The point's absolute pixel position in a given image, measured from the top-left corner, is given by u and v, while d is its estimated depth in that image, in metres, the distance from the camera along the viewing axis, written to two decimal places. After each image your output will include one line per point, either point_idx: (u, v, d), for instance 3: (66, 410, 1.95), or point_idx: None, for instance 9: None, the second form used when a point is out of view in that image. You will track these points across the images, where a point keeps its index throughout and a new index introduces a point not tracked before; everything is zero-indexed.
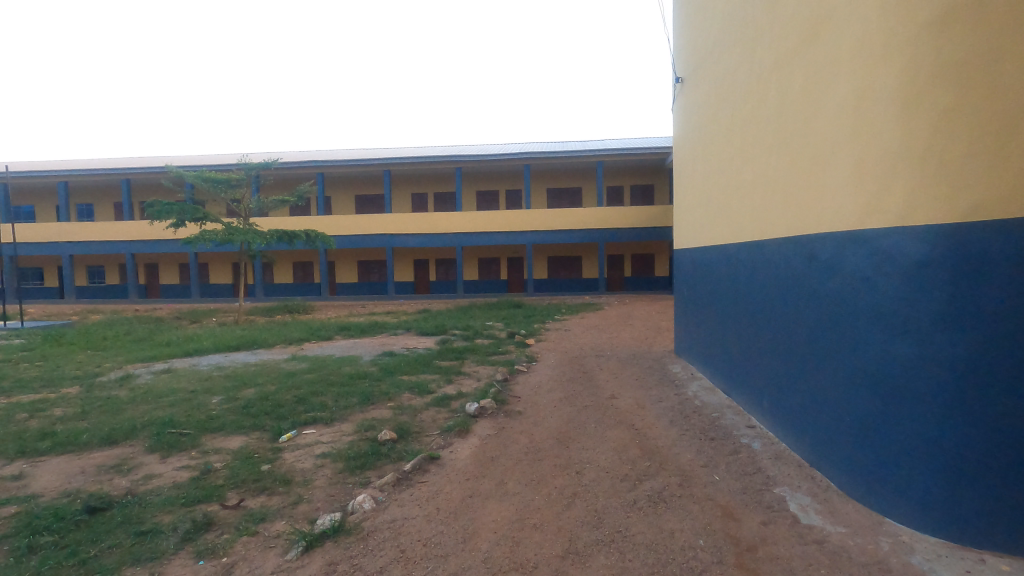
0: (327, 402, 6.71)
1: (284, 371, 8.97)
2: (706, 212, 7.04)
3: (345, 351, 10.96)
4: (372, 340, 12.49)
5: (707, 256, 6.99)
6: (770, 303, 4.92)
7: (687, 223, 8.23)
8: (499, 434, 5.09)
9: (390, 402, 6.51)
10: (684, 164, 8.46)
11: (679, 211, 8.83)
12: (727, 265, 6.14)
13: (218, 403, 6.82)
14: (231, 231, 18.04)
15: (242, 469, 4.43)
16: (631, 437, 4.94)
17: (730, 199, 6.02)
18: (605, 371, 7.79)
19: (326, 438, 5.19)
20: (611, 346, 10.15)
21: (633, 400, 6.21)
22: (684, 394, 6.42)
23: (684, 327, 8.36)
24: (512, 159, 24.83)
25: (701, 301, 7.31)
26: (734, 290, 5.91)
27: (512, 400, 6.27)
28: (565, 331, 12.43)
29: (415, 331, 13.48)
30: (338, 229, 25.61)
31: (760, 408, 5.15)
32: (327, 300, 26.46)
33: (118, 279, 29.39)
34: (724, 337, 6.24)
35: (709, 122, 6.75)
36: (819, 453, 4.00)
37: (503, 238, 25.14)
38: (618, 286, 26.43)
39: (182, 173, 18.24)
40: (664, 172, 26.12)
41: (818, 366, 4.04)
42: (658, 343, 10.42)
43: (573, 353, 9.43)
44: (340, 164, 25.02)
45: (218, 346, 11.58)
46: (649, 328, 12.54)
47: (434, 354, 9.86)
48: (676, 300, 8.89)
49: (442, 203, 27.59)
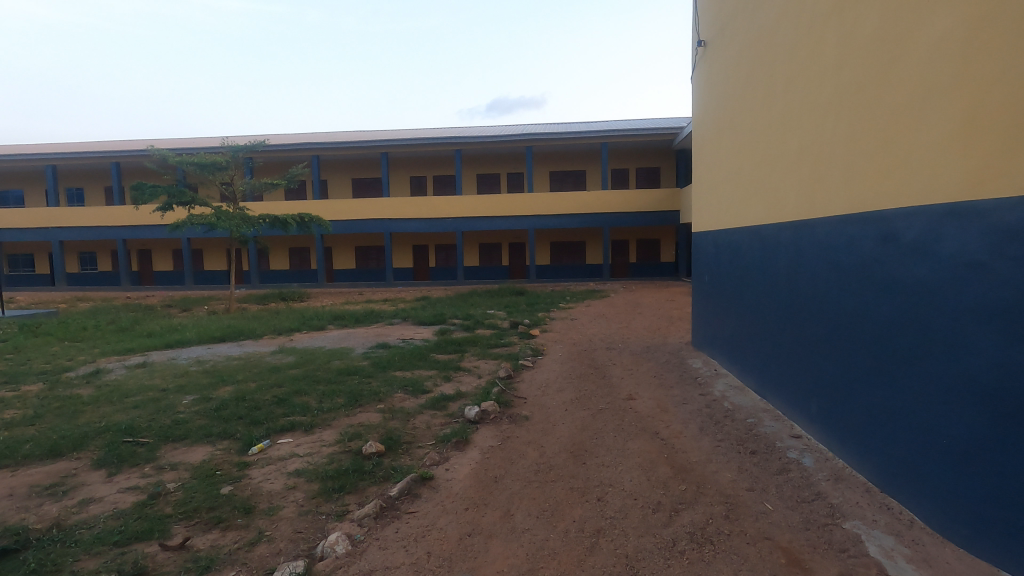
0: (311, 403, 6.01)
1: (267, 365, 8.25)
2: (734, 191, 6.32)
3: (337, 342, 10.26)
4: (367, 330, 11.77)
5: (736, 239, 6.22)
6: (825, 293, 4.16)
7: (709, 206, 7.50)
8: (503, 445, 4.39)
9: (380, 404, 5.79)
10: (704, 142, 7.72)
11: (698, 192, 8.09)
12: (763, 249, 5.40)
13: (188, 404, 6.11)
14: (221, 215, 17.26)
15: (198, 493, 3.72)
16: (657, 450, 4.22)
17: (766, 174, 5.27)
18: (618, 367, 7.09)
19: (302, 450, 4.49)
20: (622, 337, 9.45)
21: (653, 402, 5.48)
22: (710, 395, 5.71)
23: (705, 316, 7.65)
24: (514, 140, 23.96)
25: (727, 289, 6.58)
26: (772, 277, 5.18)
27: (517, 402, 5.56)
28: (571, 320, 11.70)
29: (413, 320, 12.76)
30: (334, 214, 24.82)
31: (807, 416, 4.45)
32: (324, 287, 25.71)
33: (110, 266, 28.69)
34: (758, 330, 5.53)
35: (741, 87, 5.93)
36: (896, 478, 3.27)
37: (504, 223, 24.35)
38: (623, 272, 25.66)
39: (166, 154, 17.14)
40: (671, 154, 25.23)
41: (897, 371, 3.30)
42: (672, 333, 9.72)
43: (581, 345, 8.72)
44: (336, 146, 24.16)
45: (202, 336, 10.87)
46: (660, 317, 11.82)
47: (431, 346, 9.14)
48: (695, 288, 8.15)
49: (441, 187, 26.76)
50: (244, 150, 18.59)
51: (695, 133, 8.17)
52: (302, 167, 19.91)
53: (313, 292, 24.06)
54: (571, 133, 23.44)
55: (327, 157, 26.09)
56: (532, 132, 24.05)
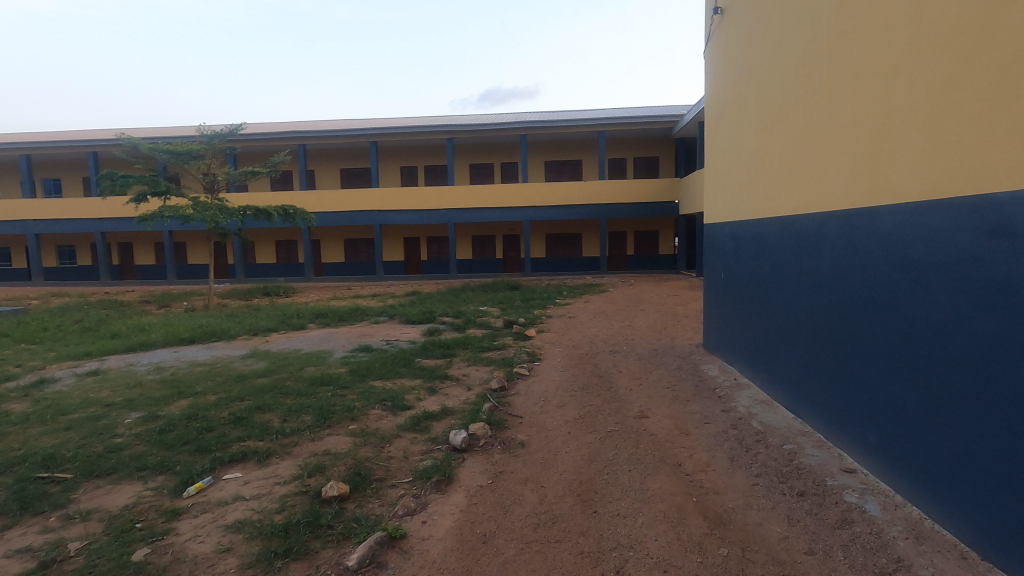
0: (274, 423, 5.20)
1: (234, 373, 7.41)
2: (759, 175, 5.55)
3: (315, 344, 9.43)
4: (350, 330, 10.93)
5: (763, 230, 5.44)
6: (891, 299, 3.39)
7: (724, 194, 6.75)
8: (495, 483, 3.61)
9: (353, 424, 4.99)
10: (718, 121, 6.93)
11: (710, 179, 7.33)
12: (799, 243, 4.63)
13: (131, 424, 5.27)
14: (197, 206, 16.28)
15: (104, 559, 2.91)
16: (684, 491, 3.45)
17: (804, 153, 4.48)
18: (625, 375, 6.32)
19: (251, 492, 3.68)
20: (625, 338, 8.68)
21: (669, 422, 4.71)
22: (735, 411, 4.96)
23: (719, 317, 6.92)
24: (509, 129, 23.06)
25: (750, 287, 5.82)
26: (811, 276, 4.42)
27: (512, 424, 4.78)
28: (569, 318, 10.92)
29: (400, 318, 11.94)
30: (322, 205, 23.91)
31: (863, 445, 3.69)
32: (311, 281, 24.79)
33: (90, 260, 27.64)
34: (791, 336, 4.79)
35: (770, 54, 5.13)
36: (1004, 544, 2.53)
37: (498, 214, 23.51)
38: (620, 265, 24.88)
39: (135, 140, 15.98)
40: (670, 143, 24.40)
41: (1003, 407, 2.55)
42: (679, 333, 8.97)
43: (582, 349, 7.94)
44: (322, 135, 23.16)
45: (169, 338, 10.00)
46: (664, 315, 11.06)
47: (417, 350, 8.32)
48: (708, 285, 7.39)
49: (432, 178, 25.85)
50: (221, 137, 17.45)
51: (707, 113, 7.38)
52: (285, 156, 18.76)
53: (300, 286, 23.15)
54: (567, 121, 22.56)
55: (314, 147, 25.10)
56: (527, 119, 23.16)
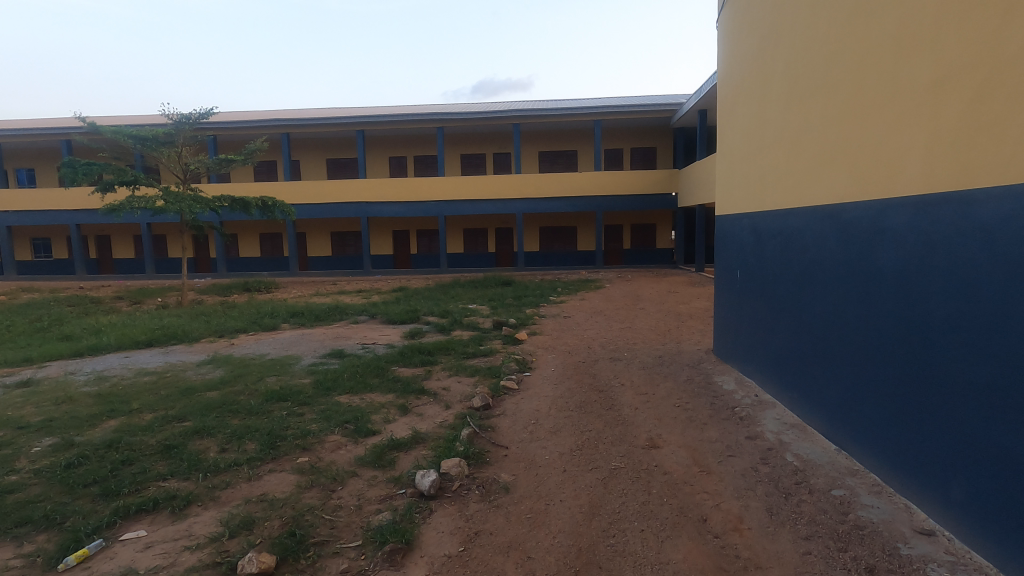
0: (210, 453, 4.30)
1: (184, 384, 6.52)
2: (789, 157, 4.72)
3: (284, 349, 8.55)
4: (326, 331, 10.05)
5: (795, 222, 4.62)
6: (992, 315, 2.59)
7: (742, 182, 5.93)
8: (469, 553, 2.78)
9: (303, 456, 4.13)
10: (736, 98, 6.07)
11: (725, 165, 6.51)
12: (847, 239, 3.81)
13: (36, 455, 4.36)
14: (167, 197, 15.18)
15: None
16: (716, 566, 2.65)
17: (858, 127, 3.66)
18: (629, 390, 5.48)
19: (150, 562, 2.82)
20: (626, 342, 7.86)
21: (686, 455, 3.90)
22: (764, 440, 4.15)
23: (734, 322, 6.12)
24: (502, 117, 22.12)
25: (776, 289, 5.02)
26: (864, 281, 3.61)
27: (495, 458, 3.93)
28: (564, 318, 10.06)
29: (382, 318, 11.02)
30: (307, 197, 22.98)
31: (941, 498, 2.90)
32: (296, 276, 23.80)
33: (65, 254, 26.55)
34: (834, 351, 3.99)
35: (809, 10, 4.28)
36: None
37: (490, 206, 22.64)
38: (616, 260, 24.04)
39: (99, 124, 14.57)
40: (669, 133, 23.52)
41: None
42: (684, 336, 8.15)
43: (578, 356, 7.09)
44: (307, 123, 22.13)
45: (123, 341, 9.05)
46: (666, 315, 10.23)
47: (394, 356, 7.43)
48: (722, 285, 6.55)
49: (422, 169, 24.88)
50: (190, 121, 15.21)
51: (722, 89, 6.51)
52: (264, 143, 17.35)
53: (284, 282, 22.17)
54: (563, 109, 21.62)
55: (298, 136, 24.07)
56: (521, 107, 22.23)
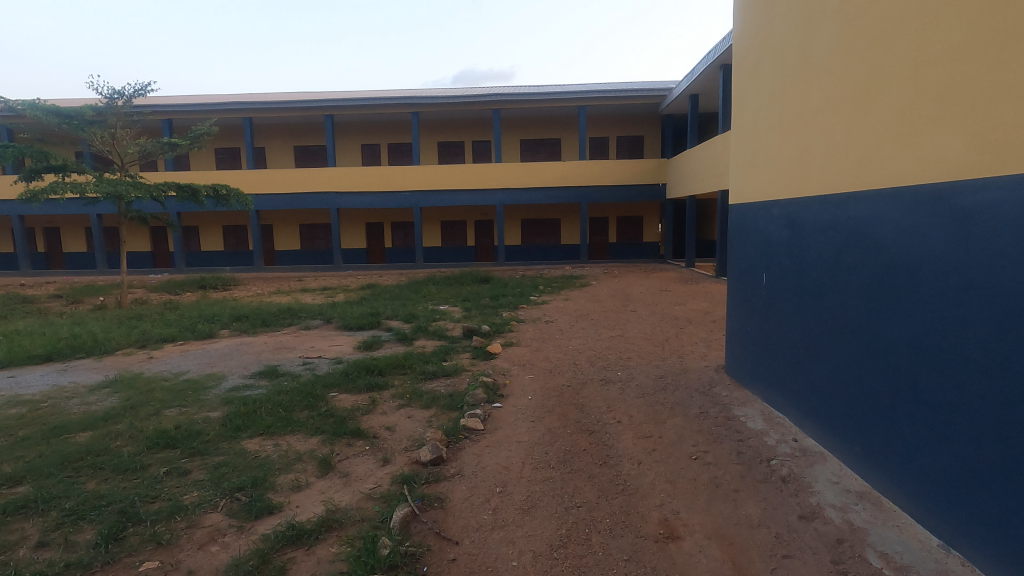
0: (17, 552, 2.90)
1: (56, 418, 5.05)
2: (849, 122, 3.47)
3: (208, 365, 7.10)
4: (269, 340, 8.60)
5: (859, 211, 3.38)
6: None
7: (767, 159, 4.69)
8: None
9: (151, 563, 2.76)
10: (760, 53, 4.78)
11: (742, 139, 5.26)
12: (963, 238, 2.59)
13: None
14: (100, 183, 13.35)
15: None
16: None
17: (987, 71, 2.44)
18: (628, 433, 4.19)
19: None
20: (618, 357, 6.56)
21: (723, 561, 2.65)
22: (827, 523, 2.92)
23: (756, 336, 4.90)
24: (481, 102, 20.67)
25: (823, 299, 3.79)
26: (999, 304, 2.39)
27: (437, 567, 2.63)
28: (545, 324, 8.73)
29: (338, 323, 9.59)
30: (272, 186, 21.33)
31: None
32: (260, 272, 22.13)
33: (10, 247, 24.54)
34: (936, 397, 2.76)
35: None
36: None
37: (469, 197, 21.26)
38: (601, 254, 22.79)
39: (15, 100, 12.76)
40: (657, 120, 22.26)
41: None
42: (686, 349, 6.88)
43: (562, 378, 5.75)
44: (269, 107, 20.45)
45: (17, 354, 7.51)
46: (662, 320, 8.94)
47: (335, 378, 6.02)
48: (741, 292, 5.28)
49: (397, 157, 23.33)
50: (124, 98, 13.41)
51: (739, 48, 5.24)
52: (213, 126, 15.33)
53: (245, 278, 20.52)
54: (546, 94, 20.25)
55: (262, 121, 22.35)
56: (501, 92, 20.82)
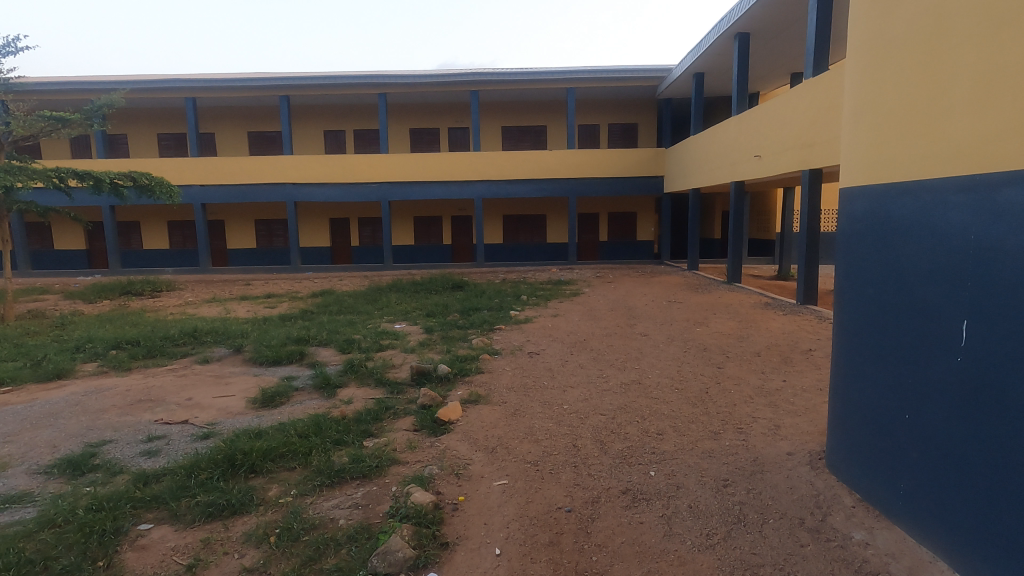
0: None
1: None
2: None
3: (6, 439, 4.53)
4: (138, 383, 6.02)
5: None
6: None
7: (971, 94, 2.37)
8: None
9: None
10: None
11: (884, 73, 2.93)
12: None
13: None
14: None
15: None
16: None
17: None
18: None
19: None
20: (640, 433, 4.11)
21: None
22: None
23: (929, 435, 2.60)
24: (457, 83, 18.16)
25: None
26: None
27: None
28: (528, 361, 6.28)
29: (249, 354, 7.04)
30: (218, 176, 18.60)
31: None
32: (207, 274, 19.38)
33: None
34: None
35: None
36: None
37: (443, 191, 18.78)
38: (591, 254, 20.44)
39: None
40: (654, 106, 19.92)
41: None
42: (739, 414, 4.46)
43: (558, 487, 3.31)
44: (213, 85, 17.72)
45: None
46: (686, 353, 6.53)
47: (167, 483, 3.48)
48: (881, 346, 2.93)
49: (363, 144, 20.68)
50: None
51: None
52: (122, 100, 12.69)
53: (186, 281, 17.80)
54: (530, 73, 17.81)
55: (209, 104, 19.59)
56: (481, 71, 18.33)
